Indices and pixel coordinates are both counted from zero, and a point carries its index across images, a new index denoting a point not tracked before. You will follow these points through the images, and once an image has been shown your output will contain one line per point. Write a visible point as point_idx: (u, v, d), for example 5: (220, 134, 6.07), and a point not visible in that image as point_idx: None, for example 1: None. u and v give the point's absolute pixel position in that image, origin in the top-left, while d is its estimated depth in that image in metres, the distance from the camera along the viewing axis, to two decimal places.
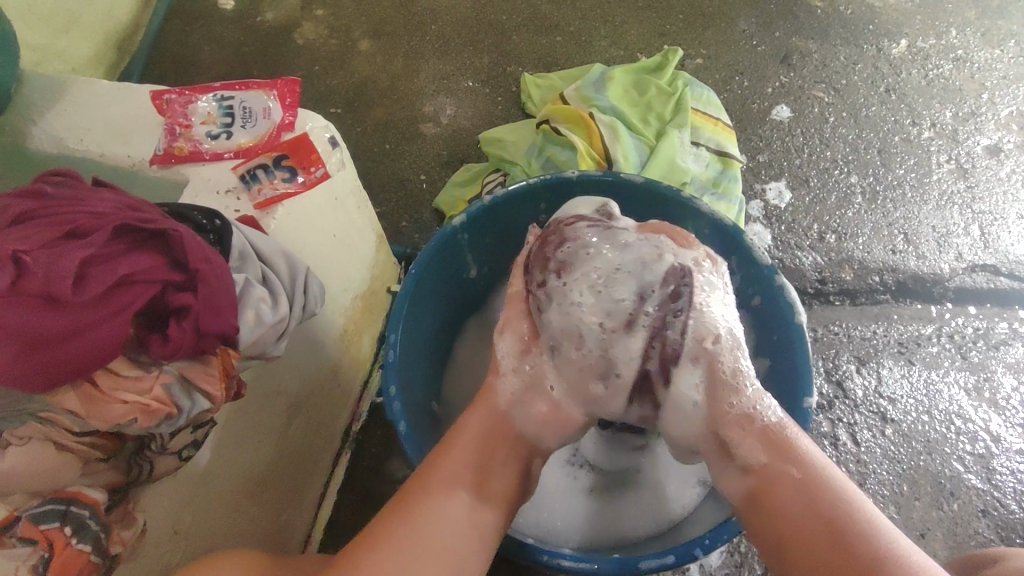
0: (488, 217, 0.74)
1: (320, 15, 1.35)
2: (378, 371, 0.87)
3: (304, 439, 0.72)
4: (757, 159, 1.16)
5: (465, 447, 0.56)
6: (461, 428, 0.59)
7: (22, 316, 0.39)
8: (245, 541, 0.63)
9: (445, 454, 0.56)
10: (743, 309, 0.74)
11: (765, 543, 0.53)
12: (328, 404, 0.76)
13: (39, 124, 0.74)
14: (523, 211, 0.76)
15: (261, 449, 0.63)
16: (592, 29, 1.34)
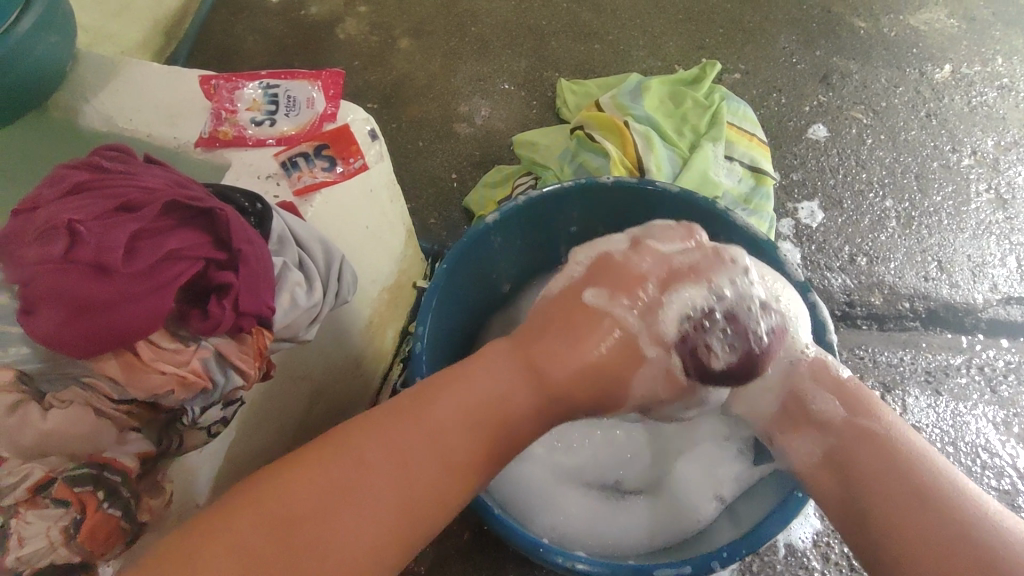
0: (522, 217, 0.74)
1: (363, 10, 1.38)
2: (398, 364, 0.88)
3: (323, 425, 0.73)
4: (790, 177, 1.16)
5: (477, 407, 0.49)
6: (474, 373, 0.51)
7: (73, 284, 0.40)
8: None
9: (459, 410, 0.49)
10: None
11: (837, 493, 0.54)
12: (349, 392, 0.77)
13: (91, 104, 0.77)
14: (558, 214, 0.77)
15: (281, 432, 0.64)
16: (631, 39, 1.35)
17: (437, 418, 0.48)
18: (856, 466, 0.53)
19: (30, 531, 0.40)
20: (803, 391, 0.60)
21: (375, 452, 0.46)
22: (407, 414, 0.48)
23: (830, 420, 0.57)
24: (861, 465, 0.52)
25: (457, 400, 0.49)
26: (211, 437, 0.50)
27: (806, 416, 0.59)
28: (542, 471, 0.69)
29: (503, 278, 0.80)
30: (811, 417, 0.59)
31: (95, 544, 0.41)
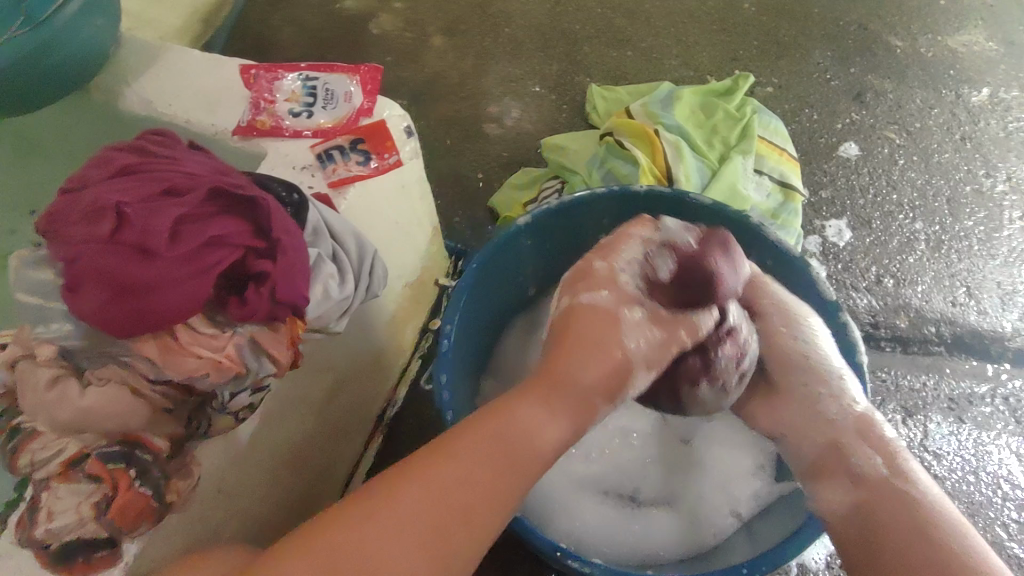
0: (554, 222, 0.74)
1: (398, 8, 1.41)
2: (417, 360, 0.89)
3: (343, 416, 0.73)
4: (819, 195, 1.15)
5: (547, 444, 0.47)
6: (548, 406, 0.48)
7: (118, 265, 0.41)
8: (275, 506, 0.65)
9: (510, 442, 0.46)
10: None
11: (850, 540, 0.51)
12: (370, 385, 0.78)
13: (132, 88, 0.78)
14: (588, 221, 0.77)
15: (304, 421, 0.65)
16: (663, 48, 1.37)
17: (497, 445, 0.45)
18: (880, 519, 0.50)
19: (60, 505, 0.41)
20: (848, 445, 0.56)
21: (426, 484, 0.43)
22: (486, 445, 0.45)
23: (863, 474, 0.53)
24: (885, 517, 0.50)
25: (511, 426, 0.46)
26: (240, 422, 0.50)
27: (845, 464, 0.55)
28: (559, 475, 0.69)
29: (530, 282, 0.80)
30: (846, 467, 0.55)
31: (124, 521, 0.42)
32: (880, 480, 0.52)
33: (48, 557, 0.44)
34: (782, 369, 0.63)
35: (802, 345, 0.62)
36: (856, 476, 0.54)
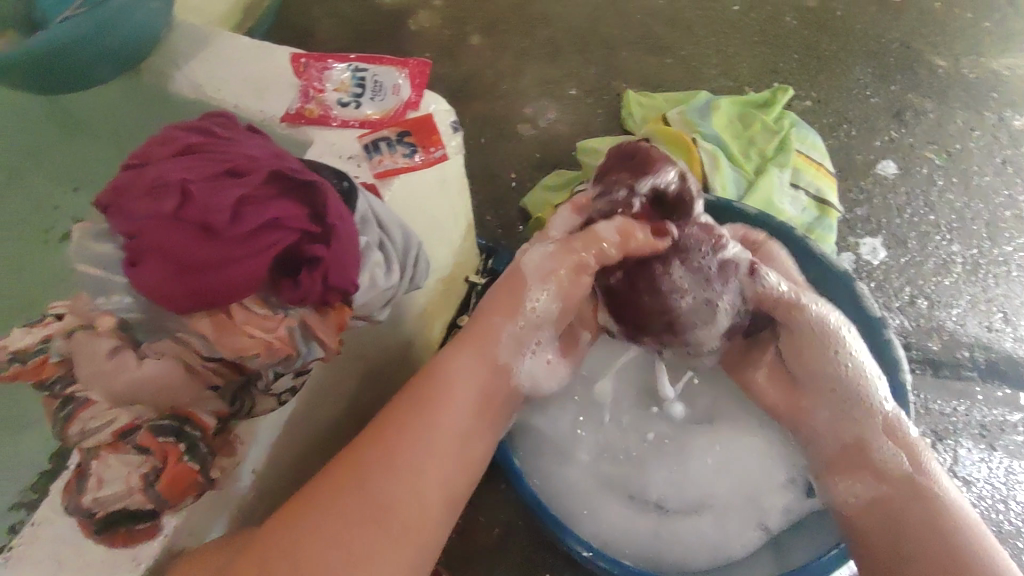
0: None
1: (438, 6, 1.42)
2: None
3: (371, 403, 0.75)
4: (855, 212, 1.13)
5: (460, 405, 0.54)
6: (449, 370, 0.56)
7: (179, 241, 0.41)
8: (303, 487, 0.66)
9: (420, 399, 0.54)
10: None
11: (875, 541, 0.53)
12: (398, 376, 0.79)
13: (183, 70, 0.79)
14: None
15: (335, 406, 0.66)
16: (702, 57, 1.37)
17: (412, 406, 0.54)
18: (905, 520, 0.52)
19: (109, 476, 0.43)
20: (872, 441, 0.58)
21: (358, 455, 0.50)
22: (374, 447, 0.50)
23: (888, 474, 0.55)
24: (908, 512, 0.52)
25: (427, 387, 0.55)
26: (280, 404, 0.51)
27: (865, 463, 0.57)
28: (584, 476, 0.70)
29: None
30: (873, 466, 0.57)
31: (170, 492, 0.44)
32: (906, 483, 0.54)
33: (94, 524, 0.46)
34: (808, 350, 0.61)
35: (812, 311, 0.61)
36: (877, 473, 0.56)
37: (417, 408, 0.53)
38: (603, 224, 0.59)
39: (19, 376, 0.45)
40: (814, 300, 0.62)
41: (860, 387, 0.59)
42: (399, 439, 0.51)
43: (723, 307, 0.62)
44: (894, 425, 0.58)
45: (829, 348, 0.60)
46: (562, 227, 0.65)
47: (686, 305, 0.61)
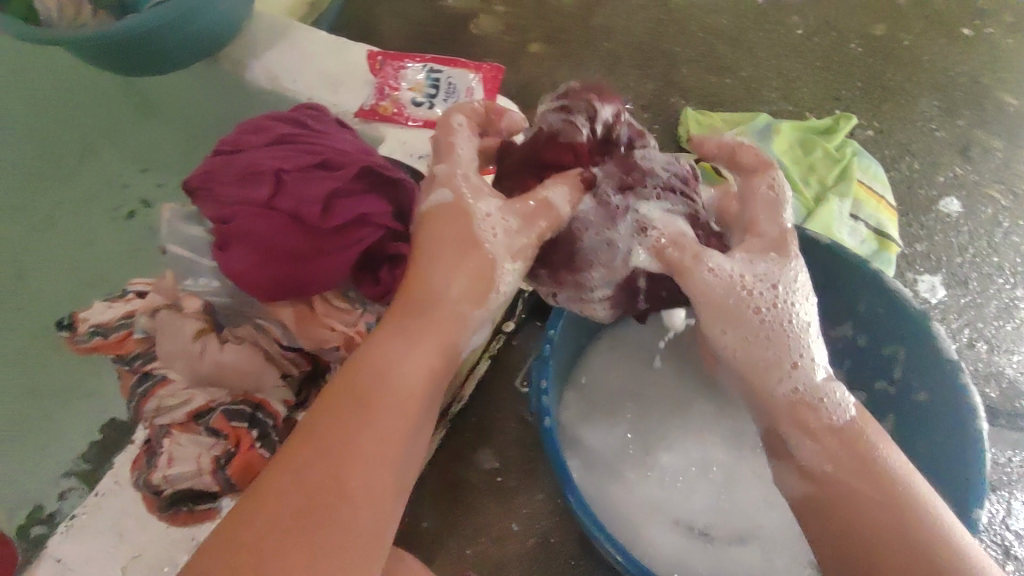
0: None
1: (500, 11, 1.44)
2: (484, 359, 0.96)
3: None
4: (914, 248, 1.10)
5: (407, 390, 0.47)
6: (386, 355, 0.47)
7: (275, 230, 0.46)
8: None
9: (349, 394, 0.45)
10: (906, 402, 0.66)
11: (821, 545, 0.51)
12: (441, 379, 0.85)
13: (260, 60, 0.81)
14: None
15: None
16: (763, 79, 1.35)
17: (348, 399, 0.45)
18: (845, 520, 0.49)
19: (178, 454, 0.49)
20: (787, 435, 0.54)
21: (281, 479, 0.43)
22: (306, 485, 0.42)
23: (812, 468, 0.53)
24: (846, 510, 0.49)
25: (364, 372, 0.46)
26: None
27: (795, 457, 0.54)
28: (630, 495, 0.69)
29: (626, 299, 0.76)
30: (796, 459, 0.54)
31: (239, 476, 0.49)
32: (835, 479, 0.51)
33: (161, 500, 0.55)
34: (712, 315, 0.54)
35: (707, 274, 0.53)
36: (803, 465, 0.53)
37: (355, 425, 0.45)
38: (551, 194, 0.51)
39: (98, 348, 0.53)
40: (720, 264, 0.53)
41: (771, 360, 0.53)
42: (340, 462, 0.43)
43: (637, 264, 0.57)
44: (814, 413, 0.52)
45: (746, 314, 0.53)
46: (469, 155, 0.53)
47: (589, 241, 0.56)
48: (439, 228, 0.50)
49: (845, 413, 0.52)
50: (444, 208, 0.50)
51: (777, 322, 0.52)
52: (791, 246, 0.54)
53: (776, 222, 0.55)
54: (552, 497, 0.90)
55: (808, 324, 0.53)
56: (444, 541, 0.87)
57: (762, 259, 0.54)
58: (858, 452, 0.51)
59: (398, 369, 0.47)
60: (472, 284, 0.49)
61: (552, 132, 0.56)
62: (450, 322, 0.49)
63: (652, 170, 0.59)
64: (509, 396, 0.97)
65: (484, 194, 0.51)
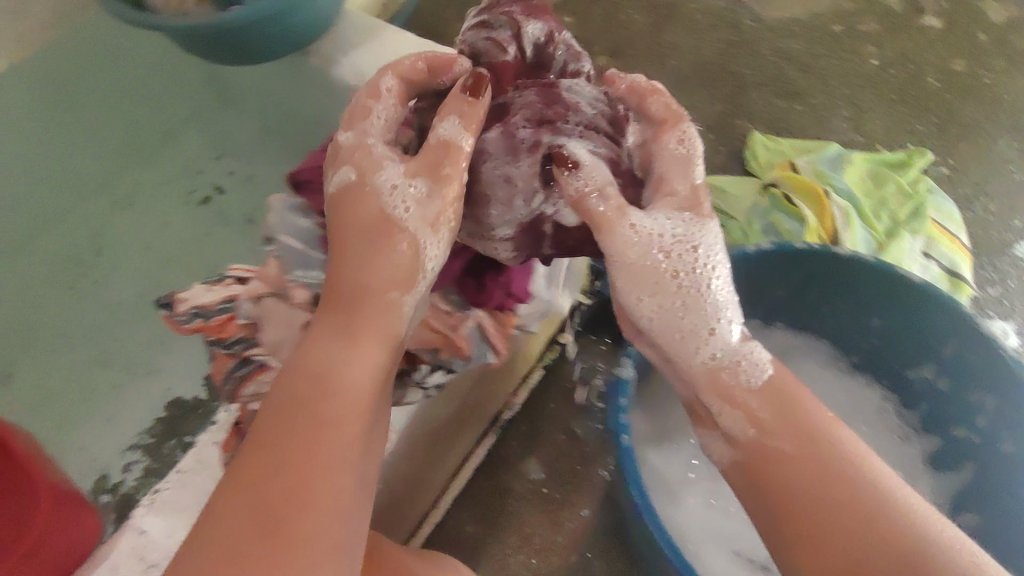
0: (745, 268, 0.69)
1: (568, 22, 1.44)
2: (538, 368, 0.96)
3: (471, 406, 0.82)
4: (986, 292, 1.07)
5: (348, 381, 0.49)
6: (320, 355, 0.50)
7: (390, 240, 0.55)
8: (406, 473, 0.74)
9: (287, 400, 0.47)
10: (994, 452, 0.64)
11: (760, 516, 0.50)
12: (496, 385, 0.86)
13: (348, 58, 0.83)
14: (772, 275, 0.71)
15: (448, 405, 0.75)
16: (834, 108, 1.33)
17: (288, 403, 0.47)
18: (781, 484, 0.48)
19: None
20: (705, 398, 0.54)
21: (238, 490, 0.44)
22: (267, 493, 0.43)
23: (736, 436, 0.52)
24: (784, 479, 0.48)
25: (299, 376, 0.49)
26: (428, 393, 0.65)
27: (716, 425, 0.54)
28: (691, 522, 0.67)
29: None
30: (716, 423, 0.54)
31: None
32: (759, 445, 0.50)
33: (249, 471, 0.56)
34: (628, 274, 0.54)
35: (627, 229, 0.53)
36: (728, 434, 0.53)
37: (306, 422, 0.46)
38: (450, 131, 0.53)
39: (202, 329, 0.58)
40: (640, 220, 0.53)
41: (687, 325, 0.54)
42: (298, 458, 0.44)
43: (540, 208, 0.56)
44: (731, 375, 0.53)
45: (661, 277, 0.54)
46: (384, 126, 0.56)
47: (487, 174, 0.56)
48: (352, 208, 0.54)
49: (762, 373, 0.53)
50: (353, 192, 0.54)
51: (693, 287, 0.54)
52: (704, 203, 0.55)
53: (686, 179, 0.56)
54: (597, 516, 0.88)
55: (721, 289, 0.54)
56: (485, 548, 0.87)
57: (689, 224, 0.54)
58: (785, 408, 0.51)
59: (337, 366, 0.49)
60: (397, 270, 0.53)
61: (478, 59, 0.60)
62: (385, 311, 0.52)
63: (579, 105, 0.58)
64: (561, 407, 0.96)
65: (385, 161, 0.54)
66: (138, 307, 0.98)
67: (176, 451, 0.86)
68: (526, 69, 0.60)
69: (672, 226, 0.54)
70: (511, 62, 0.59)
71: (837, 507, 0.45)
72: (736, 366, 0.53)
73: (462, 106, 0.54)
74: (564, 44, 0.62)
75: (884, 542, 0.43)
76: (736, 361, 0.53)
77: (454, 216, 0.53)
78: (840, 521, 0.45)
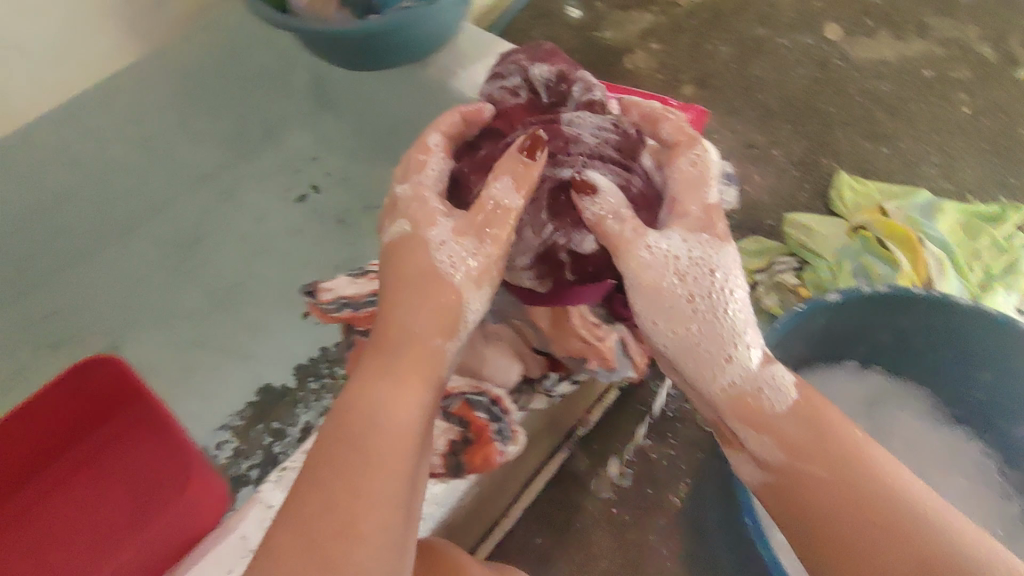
0: (858, 306, 0.69)
1: (654, 49, 1.47)
2: (614, 390, 0.96)
3: (553, 418, 0.84)
4: None
5: (390, 420, 0.50)
6: (365, 398, 0.51)
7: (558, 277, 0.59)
8: (493, 479, 0.76)
9: (334, 441, 0.48)
10: None
11: (798, 537, 0.50)
12: (577, 401, 0.88)
13: (466, 71, 0.86)
14: (883, 315, 0.71)
15: (539, 416, 0.77)
16: (924, 152, 1.31)
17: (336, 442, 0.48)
18: (814, 504, 0.49)
19: None
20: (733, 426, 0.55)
21: (289, 530, 0.45)
22: (314, 529, 0.44)
23: (766, 459, 0.53)
24: (817, 500, 0.49)
25: (347, 416, 0.50)
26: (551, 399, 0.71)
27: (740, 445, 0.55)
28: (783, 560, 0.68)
29: (802, 355, 0.74)
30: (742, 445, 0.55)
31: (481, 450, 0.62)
32: (790, 468, 0.51)
33: None
34: (647, 301, 0.55)
35: (642, 252, 0.54)
36: (757, 456, 0.54)
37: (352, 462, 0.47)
38: (499, 189, 0.54)
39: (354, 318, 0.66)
40: (656, 242, 0.54)
41: (706, 351, 0.54)
42: (344, 499, 0.45)
43: (551, 238, 0.57)
44: (758, 403, 0.53)
45: (680, 304, 0.54)
46: (436, 174, 0.60)
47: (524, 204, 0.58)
48: (405, 257, 0.56)
49: (787, 397, 0.53)
50: (409, 242, 0.57)
51: (710, 311, 0.54)
52: (716, 225, 0.56)
53: (698, 200, 0.56)
54: (666, 540, 0.89)
55: (738, 313, 0.55)
56: (553, 559, 0.88)
57: (700, 249, 0.55)
58: (809, 427, 0.51)
59: (380, 407, 0.50)
60: (438, 315, 0.54)
61: (492, 106, 0.63)
62: (427, 354, 0.53)
63: (579, 136, 0.58)
64: (634, 428, 0.96)
65: (438, 216, 0.57)
66: (235, 294, 1.03)
67: (264, 437, 0.91)
68: (538, 108, 0.62)
69: (684, 253, 0.54)
70: (521, 104, 0.62)
71: (874, 526, 0.46)
72: (760, 402, 0.53)
73: (517, 167, 0.54)
74: (578, 83, 0.62)
75: (923, 558, 0.44)
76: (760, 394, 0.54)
77: (496, 271, 0.55)
78: (876, 540, 0.46)
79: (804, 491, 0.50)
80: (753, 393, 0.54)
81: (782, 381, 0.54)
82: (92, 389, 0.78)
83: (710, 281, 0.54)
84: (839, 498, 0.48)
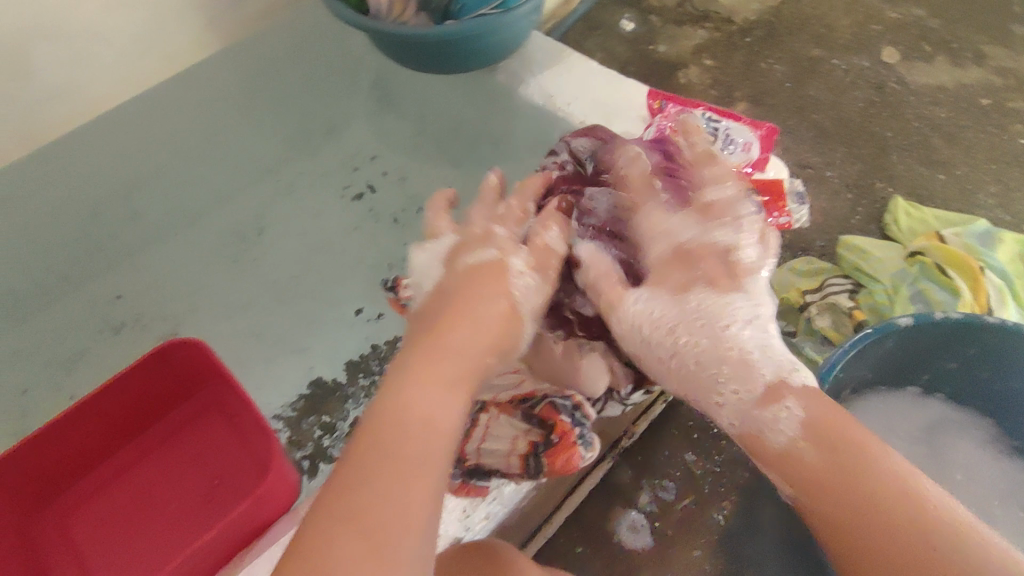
0: (927, 333, 0.69)
1: (708, 64, 1.47)
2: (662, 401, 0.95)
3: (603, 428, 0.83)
4: None
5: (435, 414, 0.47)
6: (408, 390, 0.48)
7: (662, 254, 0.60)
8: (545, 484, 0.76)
9: (376, 432, 0.46)
10: None
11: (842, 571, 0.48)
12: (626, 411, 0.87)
13: (535, 79, 0.88)
14: (949, 343, 0.70)
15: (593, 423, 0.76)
16: (982, 181, 1.29)
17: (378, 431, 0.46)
18: (853, 539, 0.46)
19: (502, 433, 0.61)
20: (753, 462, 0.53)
21: (326, 519, 0.42)
22: (353, 517, 0.42)
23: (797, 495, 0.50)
24: (854, 535, 0.46)
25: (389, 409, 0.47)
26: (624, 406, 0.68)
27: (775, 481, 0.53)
28: None
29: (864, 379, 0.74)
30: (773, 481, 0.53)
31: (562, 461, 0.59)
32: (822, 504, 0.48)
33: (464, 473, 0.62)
34: (638, 354, 0.57)
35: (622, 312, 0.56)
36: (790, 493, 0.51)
37: (394, 453, 0.45)
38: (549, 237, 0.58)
39: None
40: (635, 299, 0.56)
41: (697, 400, 0.55)
42: (385, 490, 0.43)
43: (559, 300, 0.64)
44: (763, 437, 0.51)
45: (656, 360, 0.55)
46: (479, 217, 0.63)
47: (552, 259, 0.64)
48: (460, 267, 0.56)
49: (785, 429, 0.50)
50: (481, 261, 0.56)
51: (689, 361, 0.54)
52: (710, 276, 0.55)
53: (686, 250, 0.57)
54: (710, 557, 0.88)
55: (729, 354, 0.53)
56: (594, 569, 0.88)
57: (679, 299, 0.55)
58: (838, 457, 0.48)
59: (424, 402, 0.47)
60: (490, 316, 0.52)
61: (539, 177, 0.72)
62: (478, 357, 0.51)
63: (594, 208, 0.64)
64: (679, 442, 0.96)
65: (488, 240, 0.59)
66: (290, 287, 1.06)
67: (316, 428, 0.93)
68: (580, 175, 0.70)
69: (662, 304, 0.55)
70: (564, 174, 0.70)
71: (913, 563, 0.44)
72: (768, 435, 0.51)
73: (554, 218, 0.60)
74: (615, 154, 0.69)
75: None
76: (770, 433, 0.51)
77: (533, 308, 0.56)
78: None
79: (840, 525, 0.47)
80: (757, 429, 0.51)
81: (782, 415, 0.50)
82: (176, 365, 0.84)
83: (696, 327, 0.54)
84: (875, 533, 0.45)
